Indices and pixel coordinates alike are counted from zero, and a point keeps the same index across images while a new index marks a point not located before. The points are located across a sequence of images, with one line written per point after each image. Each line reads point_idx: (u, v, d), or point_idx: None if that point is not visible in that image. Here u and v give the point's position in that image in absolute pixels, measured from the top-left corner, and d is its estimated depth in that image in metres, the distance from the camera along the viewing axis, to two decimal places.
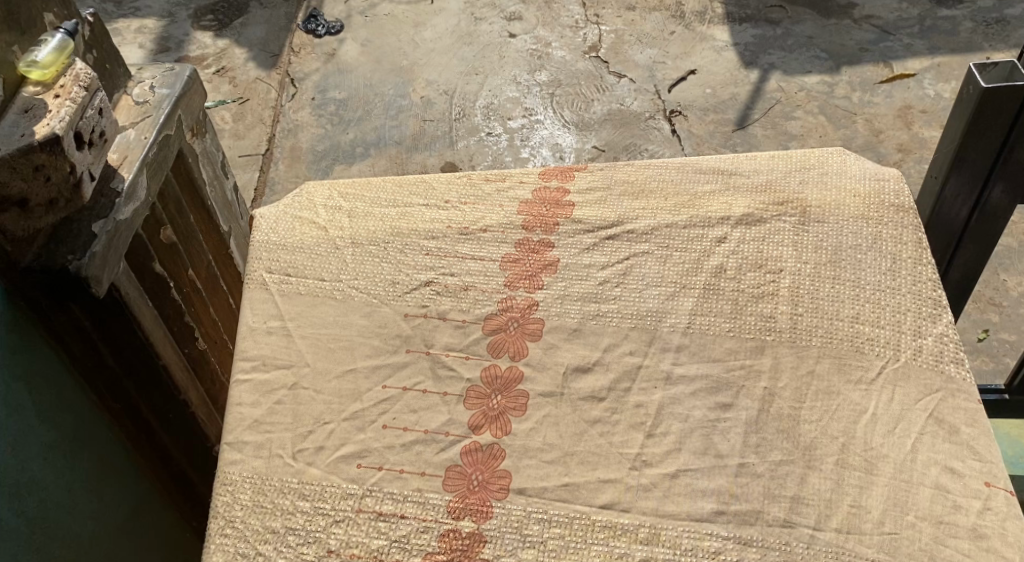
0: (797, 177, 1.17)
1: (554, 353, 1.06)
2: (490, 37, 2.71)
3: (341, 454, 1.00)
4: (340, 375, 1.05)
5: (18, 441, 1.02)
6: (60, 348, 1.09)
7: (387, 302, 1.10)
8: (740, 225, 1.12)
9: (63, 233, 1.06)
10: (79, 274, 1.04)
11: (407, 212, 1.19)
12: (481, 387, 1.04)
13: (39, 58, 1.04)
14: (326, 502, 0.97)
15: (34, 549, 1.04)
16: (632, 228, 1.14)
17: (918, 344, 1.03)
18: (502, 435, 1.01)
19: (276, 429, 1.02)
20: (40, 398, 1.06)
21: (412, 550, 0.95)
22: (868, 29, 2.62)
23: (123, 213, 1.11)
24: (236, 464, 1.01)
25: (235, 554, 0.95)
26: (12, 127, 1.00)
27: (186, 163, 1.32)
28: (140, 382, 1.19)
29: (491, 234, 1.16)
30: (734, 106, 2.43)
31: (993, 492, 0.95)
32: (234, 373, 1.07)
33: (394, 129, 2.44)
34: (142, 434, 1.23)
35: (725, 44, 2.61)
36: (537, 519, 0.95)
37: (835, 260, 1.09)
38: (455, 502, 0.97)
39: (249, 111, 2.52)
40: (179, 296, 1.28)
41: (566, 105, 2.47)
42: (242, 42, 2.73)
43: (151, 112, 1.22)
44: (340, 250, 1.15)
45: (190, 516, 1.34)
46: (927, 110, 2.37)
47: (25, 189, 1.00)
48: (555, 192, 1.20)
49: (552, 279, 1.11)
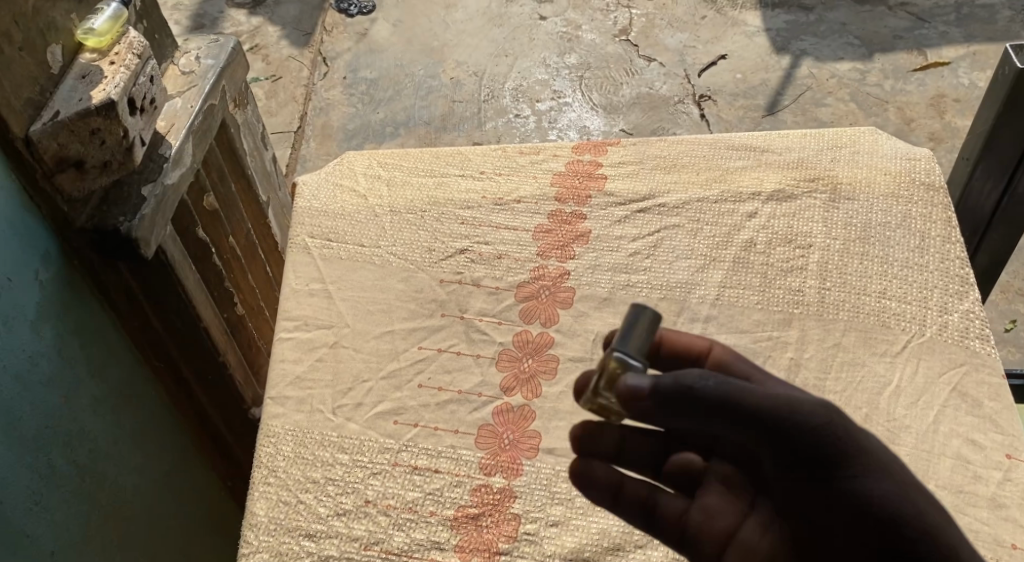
0: (828, 155, 1.19)
1: (585, 321, 1.09)
2: (520, 20, 2.72)
3: (378, 410, 1.04)
4: (378, 336, 1.09)
5: (72, 392, 1.07)
6: (108, 306, 1.14)
7: (424, 268, 1.14)
8: (770, 201, 1.15)
9: (114, 196, 1.09)
10: (129, 236, 1.07)
11: (443, 182, 1.23)
12: (513, 350, 1.07)
13: (96, 25, 1.08)
14: (364, 455, 1.02)
15: (85, 496, 1.08)
16: (664, 202, 1.17)
17: (944, 320, 1.05)
18: (533, 397, 1.04)
19: (317, 386, 1.06)
20: (90, 352, 1.10)
21: (445, 502, 0.99)
22: (903, 16, 2.61)
23: (171, 177, 1.14)
24: (280, 417, 1.05)
25: (278, 501, 1.00)
26: (71, 91, 1.04)
27: (229, 133, 1.34)
28: (181, 342, 1.23)
29: (525, 205, 1.19)
30: (764, 92, 2.44)
31: (1014, 464, 0.96)
32: (277, 332, 1.11)
33: (423, 109, 2.47)
34: (183, 393, 1.28)
35: (756, 29, 2.61)
36: (566, 478, 0.99)
37: (864, 236, 1.11)
38: (487, 459, 1.01)
39: (282, 89, 2.55)
40: (220, 261, 1.31)
41: (594, 88, 2.49)
42: (275, 20, 2.76)
43: (197, 82, 1.25)
44: (379, 218, 1.19)
45: (225, 475, 1.39)
46: (960, 99, 2.37)
47: (81, 151, 1.04)
48: (588, 165, 1.23)
49: (584, 249, 1.14)
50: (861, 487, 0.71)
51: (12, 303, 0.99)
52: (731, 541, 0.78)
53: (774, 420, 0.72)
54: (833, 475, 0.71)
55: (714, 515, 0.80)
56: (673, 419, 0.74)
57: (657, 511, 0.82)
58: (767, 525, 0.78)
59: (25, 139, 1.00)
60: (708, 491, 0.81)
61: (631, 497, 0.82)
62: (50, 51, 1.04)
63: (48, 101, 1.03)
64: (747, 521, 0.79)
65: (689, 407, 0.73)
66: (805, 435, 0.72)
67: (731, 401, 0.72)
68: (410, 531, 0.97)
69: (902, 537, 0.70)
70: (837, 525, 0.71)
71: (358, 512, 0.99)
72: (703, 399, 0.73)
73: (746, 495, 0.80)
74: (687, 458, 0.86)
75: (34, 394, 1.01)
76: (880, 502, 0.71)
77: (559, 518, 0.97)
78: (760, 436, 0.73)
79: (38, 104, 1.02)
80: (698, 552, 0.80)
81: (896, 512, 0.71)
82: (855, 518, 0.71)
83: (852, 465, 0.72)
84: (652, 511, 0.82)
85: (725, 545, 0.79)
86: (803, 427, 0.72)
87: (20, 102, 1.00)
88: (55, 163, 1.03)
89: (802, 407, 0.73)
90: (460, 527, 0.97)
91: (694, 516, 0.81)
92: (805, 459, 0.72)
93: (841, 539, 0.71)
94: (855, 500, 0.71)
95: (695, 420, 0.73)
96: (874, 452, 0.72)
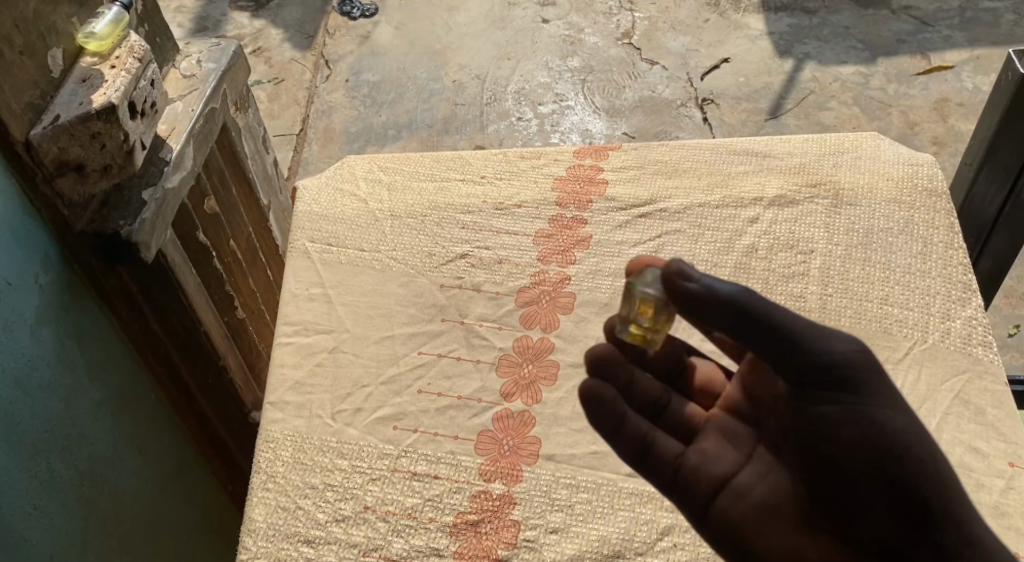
0: (831, 160, 1.19)
1: (585, 326, 1.09)
2: (523, 22, 2.72)
3: (378, 416, 1.04)
4: (377, 341, 1.09)
5: (72, 396, 1.07)
6: (109, 310, 1.14)
7: (424, 273, 1.14)
8: (772, 206, 1.15)
9: (114, 201, 1.08)
10: (129, 240, 1.06)
11: (444, 187, 1.23)
12: (513, 355, 1.07)
13: (97, 29, 1.08)
14: (364, 461, 1.01)
15: (84, 500, 1.08)
16: (665, 207, 1.17)
17: (947, 326, 1.04)
18: (533, 403, 1.04)
19: (317, 391, 1.06)
20: (91, 356, 1.10)
21: (444, 509, 0.98)
22: (907, 20, 2.60)
23: (171, 181, 1.13)
24: (279, 422, 1.05)
25: (276, 506, 0.99)
26: (71, 96, 1.04)
27: (230, 136, 1.34)
28: (182, 346, 1.23)
29: (526, 210, 1.19)
30: (767, 95, 2.43)
31: (1017, 473, 0.96)
32: (277, 336, 1.11)
33: (426, 112, 2.47)
34: (184, 397, 1.28)
35: (760, 32, 2.61)
36: (565, 484, 0.99)
37: (866, 243, 1.11)
38: (486, 465, 1.00)
39: (284, 92, 2.55)
40: (221, 266, 1.30)
41: (597, 92, 2.48)
42: (278, 23, 2.76)
43: (198, 85, 1.25)
44: (379, 222, 1.19)
45: (226, 480, 1.39)
46: (964, 103, 2.37)
47: (81, 155, 1.04)
48: (589, 170, 1.23)
49: (584, 254, 1.14)
50: (878, 416, 0.82)
51: (12, 308, 0.99)
52: (726, 486, 0.89)
53: (808, 348, 0.83)
54: (854, 402, 0.83)
55: (711, 461, 0.90)
56: (715, 323, 0.85)
57: (654, 454, 0.90)
58: (763, 472, 0.89)
59: (25, 144, 1.00)
60: (705, 440, 0.91)
61: (632, 435, 0.90)
62: (51, 55, 1.04)
63: (49, 105, 1.03)
64: (740, 470, 0.89)
65: (733, 316, 0.84)
66: (836, 365, 0.83)
67: (772, 314, 0.83)
68: (409, 538, 0.97)
69: (906, 465, 0.81)
70: (850, 451, 0.82)
71: (357, 518, 0.98)
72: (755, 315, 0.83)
73: (742, 446, 0.91)
74: (681, 415, 0.94)
75: (33, 398, 1.01)
76: (895, 432, 0.82)
77: (559, 525, 0.96)
78: (789, 364, 0.84)
79: (39, 108, 1.02)
80: (690, 494, 0.89)
81: (905, 444, 0.82)
82: (867, 444, 0.82)
83: (872, 395, 0.83)
84: (650, 454, 0.90)
85: (719, 489, 0.89)
86: (834, 358, 0.83)
87: (20, 106, 0.99)
88: (55, 168, 1.03)
89: (836, 342, 0.83)
90: (459, 534, 0.97)
91: (692, 460, 0.90)
92: (830, 387, 0.83)
93: (850, 466, 0.82)
94: (872, 427, 0.82)
95: (733, 331, 0.85)
96: (891, 390, 0.84)
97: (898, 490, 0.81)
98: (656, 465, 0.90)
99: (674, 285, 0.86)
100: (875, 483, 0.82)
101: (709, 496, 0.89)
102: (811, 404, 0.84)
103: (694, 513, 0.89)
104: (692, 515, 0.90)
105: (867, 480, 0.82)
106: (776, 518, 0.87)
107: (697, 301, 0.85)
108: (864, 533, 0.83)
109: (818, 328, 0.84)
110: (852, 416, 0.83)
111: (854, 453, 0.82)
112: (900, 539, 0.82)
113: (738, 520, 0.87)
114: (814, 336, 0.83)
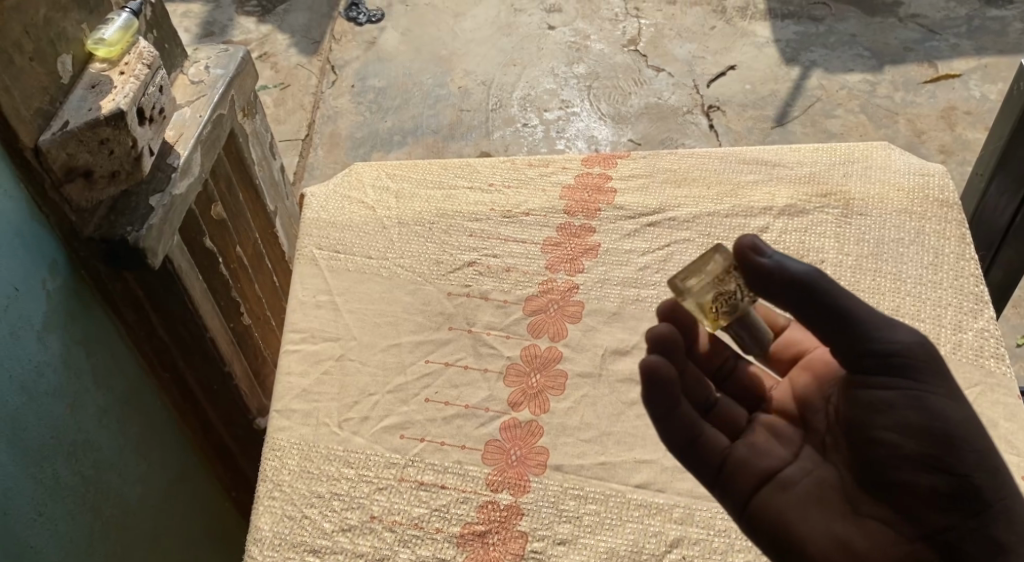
0: (840, 170, 1.19)
1: (594, 335, 1.08)
2: (529, 29, 2.71)
3: (384, 425, 1.03)
4: (384, 349, 1.09)
5: (77, 402, 1.06)
6: (114, 315, 1.14)
7: (431, 281, 1.14)
8: (782, 215, 1.15)
9: (121, 207, 1.08)
10: (136, 245, 1.05)
11: (452, 194, 1.23)
12: (521, 365, 1.07)
13: (106, 35, 1.07)
14: (370, 471, 1.01)
15: (88, 507, 1.07)
16: (674, 216, 1.16)
17: (958, 338, 1.03)
18: (541, 413, 1.03)
19: (323, 399, 1.06)
20: (96, 361, 1.09)
21: (451, 519, 0.98)
22: (913, 28, 2.60)
23: (179, 187, 1.12)
24: (285, 430, 1.04)
25: (282, 515, 0.99)
26: (81, 101, 1.03)
27: (238, 142, 1.34)
28: (187, 353, 1.22)
29: (534, 218, 1.19)
30: (774, 103, 2.43)
31: None
32: (284, 344, 1.11)
33: (431, 118, 2.47)
34: (188, 403, 1.27)
35: (766, 40, 2.60)
36: (574, 495, 0.98)
37: (877, 253, 1.10)
38: (494, 475, 1.00)
39: (290, 97, 2.55)
40: (227, 271, 1.29)
41: (603, 98, 2.48)
42: (285, 28, 2.76)
43: (206, 91, 1.24)
44: (386, 229, 1.19)
45: (230, 487, 1.38)
46: (971, 111, 2.36)
47: (90, 161, 1.04)
48: (597, 178, 1.23)
49: (593, 263, 1.14)
50: (935, 402, 0.83)
51: (19, 313, 0.98)
52: (773, 479, 0.88)
53: (868, 334, 0.84)
54: (911, 388, 0.83)
55: (760, 454, 0.89)
56: (781, 299, 0.85)
57: (703, 444, 0.89)
58: (809, 469, 0.89)
59: (34, 150, 1.00)
60: (752, 436, 0.91)
61: (683, 422, 0.89)
62: (61, 62, 1.04)
63: (58, 111, 1.03)
64: (787, 465, 0.89)
65: (800, 294, 0.84)
66: (894, 351, 0.84)
67: (838, 300, 0.84)
68: (416, 548, 0.96)
69: (962, 454, 0.81)
70: (905, 437, 0.82)
71: (363, 528, 0.98)
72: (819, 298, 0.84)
73: (789, 443, 0.91)
74: (725, 413, 0.94)
75: (40, 405, 1.01)
76: (950, 420, 0.82)
77: (567, 536, 0.96)
78: (845, 346, 0.85)
79: (47, 114, 1.01)
80: (735, 485, 0.89)
81: (961, 431, 0.82)
82: (922, 430, 0.82)
83: (929, 382, 0.83)
84: (698, 443, 0.89)
85: (765, 482, 0.88)
86: (895, 346, 0.84)
87: (29, 112, 0.99)
88: (63, 174, 1.03)
89: (897, 330, 0.84)
90: (466, 545, 0.96)
91: (738, 453, 0.89)
92: (886, 374, 0.84)
93: (906, 452, 0.82)
94: (929, 413, 0.82)
95: (798, 308, 0.85)
96: (950, 380, 0.84)
97: (953, 478, 0.81)
98: (701, 455, 0.89)
99: (744, 257, 0.86)
100: (930, 470, 0.82)
101: (754, 487, 0.88)
102: (864, 388, 0.85)
103: (737, 505, 0.89)
104: (733, 509, 0.89)
105: (921, 468, 0.82)
106: (823, 510, 0.86)
107: (766, 277, 0.85)
108: (915, 520, 0.83)
109: (880, 316, 0.85)
110: (909, 402, 0.83)
111: (908, 439, 0.82)
112: (952, 530, 0.81)
113: (783, 510, 0.86)
114: (874, 325, 0.84)
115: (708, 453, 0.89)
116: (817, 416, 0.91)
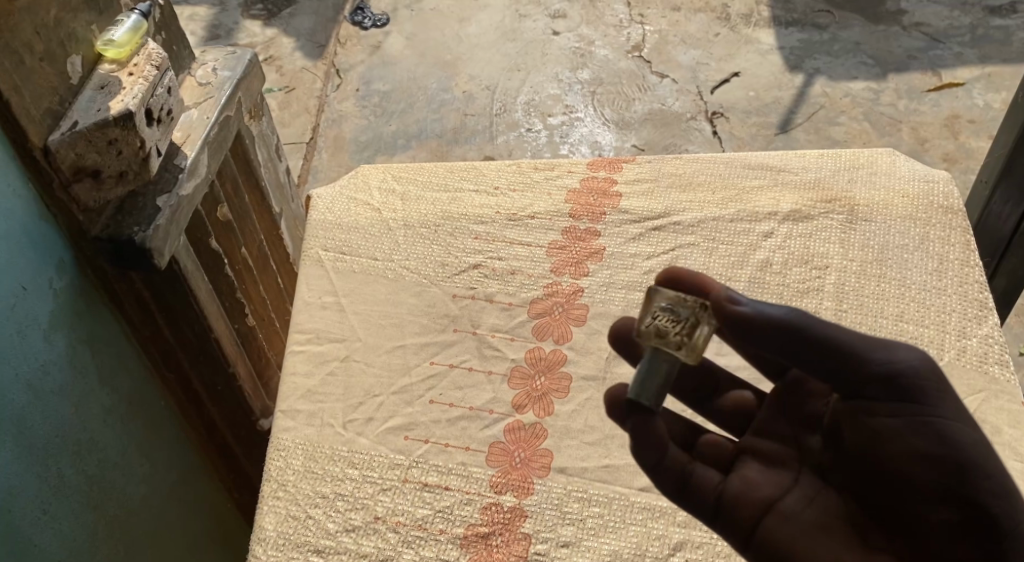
0: (845, 176, 1.19)
1: (598, 338, 1.09)
2: (534, 34, 2.72)
3: (389, 426, 1.04)
4: (389, 350, 1.09)
5: (82, 402, 1.06)
6: (120, 315, 1.14)
7: (437, 283, 1.14)
8: (786, 221, 1.15)
9: (128, 207, 1.09)
10: (143, 245, 1.06)
11: (458, 197, 1.24)
12: (525, 367, 1.07)
13: (116, 37, 1.08)
14: (373, 471, 1.01)
15: (91, 506, 1.07)
16: (679, 220, 1.17)
17: (962, 345, 1.04)
18: (545, 416, 1.04)
19: (328, 400, 1.06)
20: (102, 361, 1.10)
21: (455, 520, 0.98)
22: (918, 37, 2.60)
23: (186, 188, 1.12)
24: (290, 431, 1.05)
25: (285, 515, 0.99)
26: (90, 102, 1.04)
27: (243, 144, 1.34)
28: (192, 354, 1.23)
29: (538, 221, 1.20)
30: (778, 109, 2.43)
31: None
32: (290, 345, 1.11)
33: (436, 122, 2.47)
34: (192, 405, 1.27)
35: (770, 47, 2.61)
36: (577, 498, 0.98)
37: (881, 258, 1.11)
38: (498, 477, 1.00)
39: (295, 100, 2.56)
40: (232, 272, 1.29)
41: (606, 104, 2.49)
42: (290, 32, 2.76)
43: (213, 94, 1.24)
44: (392, 231, 1.19)
45: (233, 488, 1.38)
46: (975, 120, 2.36)
47: (98, 161, 1.04)
48: (603, 182, 1.23)
49: (598, 266, 1.14)
50: (948, 429, 0.78)
51: (25, 313, 0.99)
52: (772, 509, 0.83)
53: (869, 356, 0.79)
54: (921, 413, 0.78)
55: (756, 485, 0.84)
56: (763, 348, 0.81)
57: (695, 484, 0.84)
58: (810, 496, 0.84)
59: (44, 149, 1.00)
60: (744, 468, 0.86)
61: (669, 465, 0.83)
62: (71, 63, 1.04)
63: (67, 111, 1.03)
64: (786, 493, 0.84)
65: (785, 334, 0.79)
66: (896, 372, 0.79)
67: (828, 333, 0.79)
68: (419, 549, 0.97)
69: (976, 482, 0.77)
70: (918, 467, 0.78)
71: (367, 528, 0.98)
72: (812, 338, 0.79)
73: (786, 471, 0.86)
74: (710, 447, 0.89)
75: (45, 404, 1.01)
76: (963, 446, 0.77)
77: (571, 539, 0.96)
78: (844, 372, 0.79)
79: (57, 114, 1.02)
80: (734, 521, 0.83)
81: (975, 457, 0.77)
82: (934, 459, 0.78)
83: (938, 405, 0.78)
84: (692, 485, 0.84)
85: (763, 513, 0.83)
86: (898, 367, 0.79)
87: (39, 112, 1.00)
88: (71, 173, 1.03)
89: (898, 349, 0.80)
90: (469, 546, 0.96)
91: (733, 487, 0.84)
92: (889, 398, 0.79)
93: (918, 483, 0.78)
94: (941, 441, 0.78)
95: (783, 354, 0.80)
96: (959, 401, 0.79)
97: (969, 509, 0.77)
98: (695, 497, 0.84)
99: (720, 307, 0.82)
100: (944, 501, 0.77)
101: (754, 520, 0.83)
102: (869, 416, 0.80)
103: (738, 539, 0.83)
104: (735, 544, 0.84)
105: (935, 499, 0.78)
106: (830, 540, 0.81)
107: (747, 323, 0.81)
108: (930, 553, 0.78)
109: (876, 340, 0.80)
110: (917, 428, 0.78)
111: (922, 469, 0.78)
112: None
113: (787, 542, 0.81)
114: (871, 346, 0.79)
115: (701, 488, 0.84)
116: (812, 437, 0.87)
